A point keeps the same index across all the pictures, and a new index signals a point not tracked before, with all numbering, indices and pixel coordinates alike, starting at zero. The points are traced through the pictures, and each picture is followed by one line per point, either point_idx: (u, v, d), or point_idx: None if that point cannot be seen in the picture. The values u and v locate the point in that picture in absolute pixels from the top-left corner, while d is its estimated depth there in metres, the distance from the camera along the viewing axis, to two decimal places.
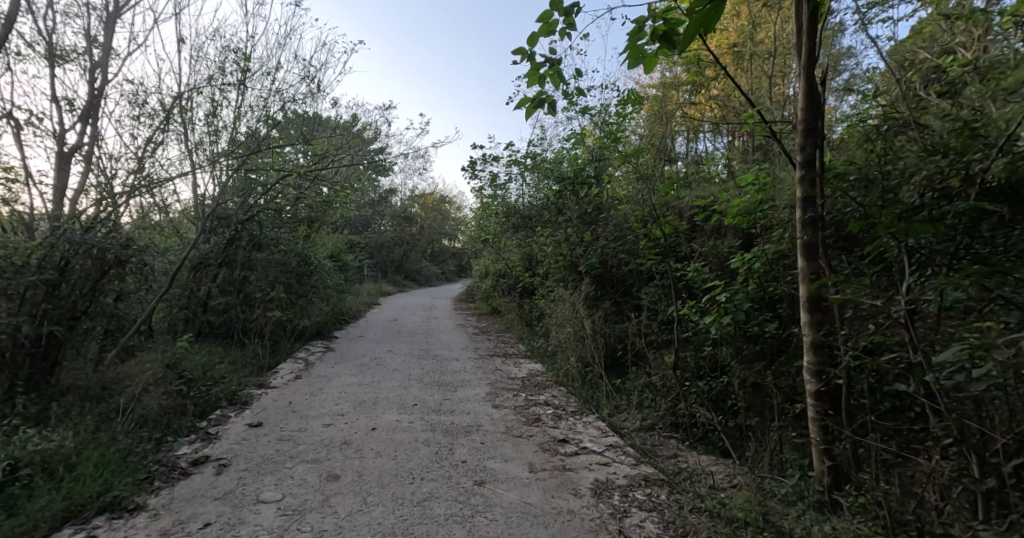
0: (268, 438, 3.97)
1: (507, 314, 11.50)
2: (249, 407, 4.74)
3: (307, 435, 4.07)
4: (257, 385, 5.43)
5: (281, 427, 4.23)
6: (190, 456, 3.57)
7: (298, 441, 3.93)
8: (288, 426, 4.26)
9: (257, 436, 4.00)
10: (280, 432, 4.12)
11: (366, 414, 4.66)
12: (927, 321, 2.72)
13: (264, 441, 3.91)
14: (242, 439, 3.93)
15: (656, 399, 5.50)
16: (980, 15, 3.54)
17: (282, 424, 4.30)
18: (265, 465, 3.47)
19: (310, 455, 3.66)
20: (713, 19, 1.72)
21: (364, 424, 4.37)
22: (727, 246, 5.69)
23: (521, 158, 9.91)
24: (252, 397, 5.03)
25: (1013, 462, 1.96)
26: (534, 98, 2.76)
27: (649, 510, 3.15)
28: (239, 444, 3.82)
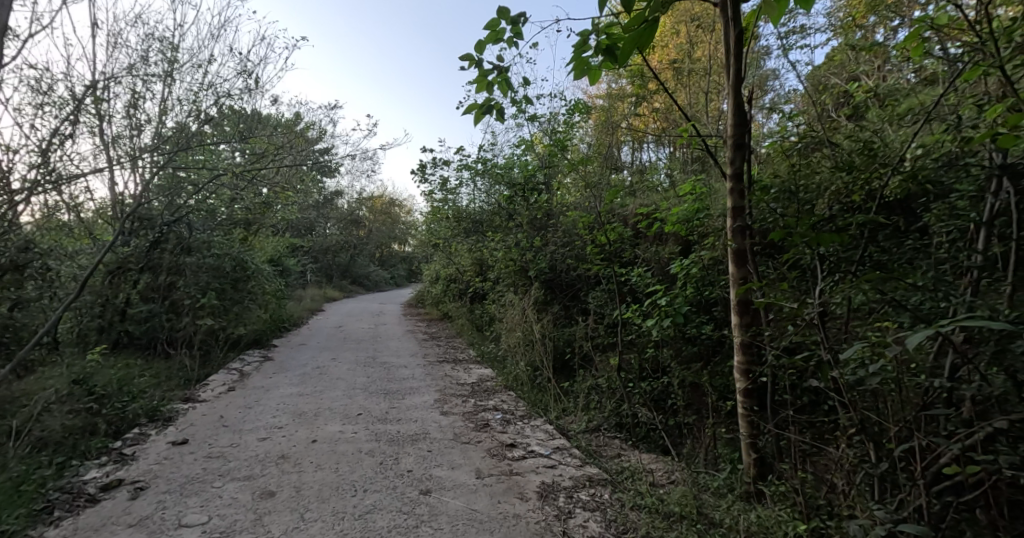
0: (195, 456, 3.77)
1: (458, 320, 11.46)
2: (174, 423, 4.46)
3: (239, 451, 3.89)
4: (184, 398, 5.12)
5: (210, 443, 4.03)
6: (100, 479, 3.33)
7: (228, 458, 3.75)
8: (218, 442, 4.06)
9: (182, 454, 3.79)
10: (209, 449, 3.92)
11: (307, 425, 4.52)
12: (838, 322, 3.00)
13: (190, 459, 3.70)
14: (165, 459, 3.71)
15: (602, 400, 5.67)
16: (880, 48, 3.95)
17: (211, 440, 4.09)
18: (189, 485, 3.29)
19: (242, 472, 3.51)
20: (649, 37, 1.89)
21: (304, 436, 4.24)
22: (668, 252, 6.02)
23: (471, 163, 9.95)
24: (178, 412, 4.72)
25: (902, 448, 2.20)
26: (483, 104, 2.81)
27: (592, 510, 3.26)
28: (159, 464, 3.61)
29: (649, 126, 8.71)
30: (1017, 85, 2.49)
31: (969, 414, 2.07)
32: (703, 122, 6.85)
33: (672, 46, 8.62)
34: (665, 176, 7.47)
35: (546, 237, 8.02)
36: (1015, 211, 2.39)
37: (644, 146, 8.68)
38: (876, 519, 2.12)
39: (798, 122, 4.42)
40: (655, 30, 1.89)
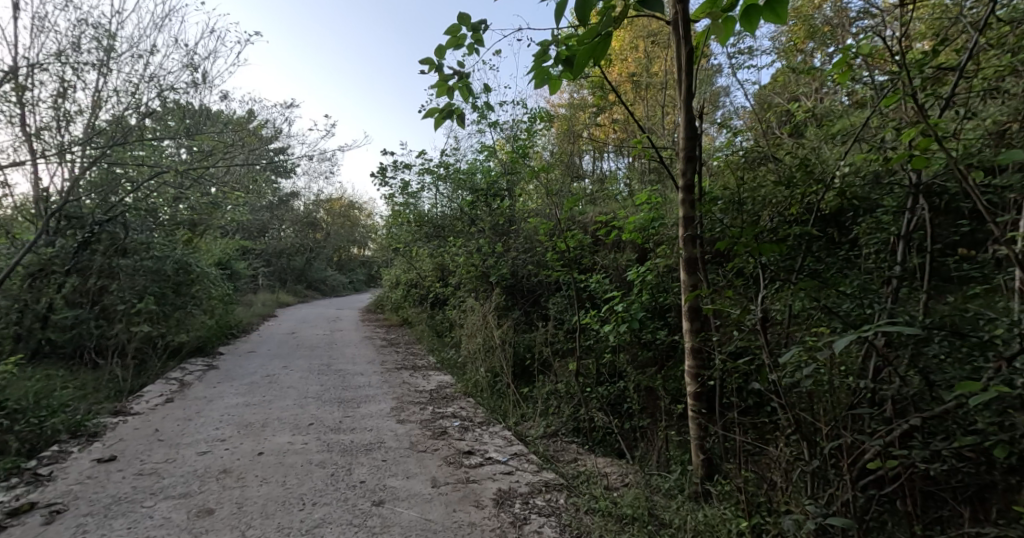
0: (123, 474, 3.55)
1: (417, 325, 11.32)
2: (100, 439, 4.18)
3: (175, 466, 3.70)
4: (113, 412, 4.81)
5: (142, 460, 3.81)
6: (10, 503, 3.08)
7: (162, 475, 3.56)
8: (151, 458, 3.84)
9: (109, 473, 3.57)
10: (140, 465, 3.71)
11: (253, 437, 4.36)
12: (779, 329, 3.16)
13: (118, 478, 3.49)
14: (88, 478, 3.47)
15: (560, 405, 5.74)
16: (818, 71, 4.22)
17: (143, 456, 3.87)
18: (116, 506, 3.10)
19: (177, 489, 3.34)
20: (602, 50, 1.95)
21: (249, 448, 4.08)
22: (625, 259, 6.21)
23: (433, 168, 9.89)
24: (105, 426, 4.43)
25: (830, 446, 2.35)
26: (443, 109, 2.81)
27: (548, 515, 3.29)
28: (81, 484, 3.38)
29: (609, 136, 8.93)
30: (928, 113, 2.74)
31: (889, 413, 2.24)
32: (658, 134, 7.09)
33: (631, 60, 8.88)
34: (625, 185, 7.67)
35: (509, 243, 8.10)
36: (930, 227, 2.61)
37: (604, 155, 8.90)
38: (809, 514, 2.26)
39: (745, 138, 4.70)
40: (608, 44, 1.94)
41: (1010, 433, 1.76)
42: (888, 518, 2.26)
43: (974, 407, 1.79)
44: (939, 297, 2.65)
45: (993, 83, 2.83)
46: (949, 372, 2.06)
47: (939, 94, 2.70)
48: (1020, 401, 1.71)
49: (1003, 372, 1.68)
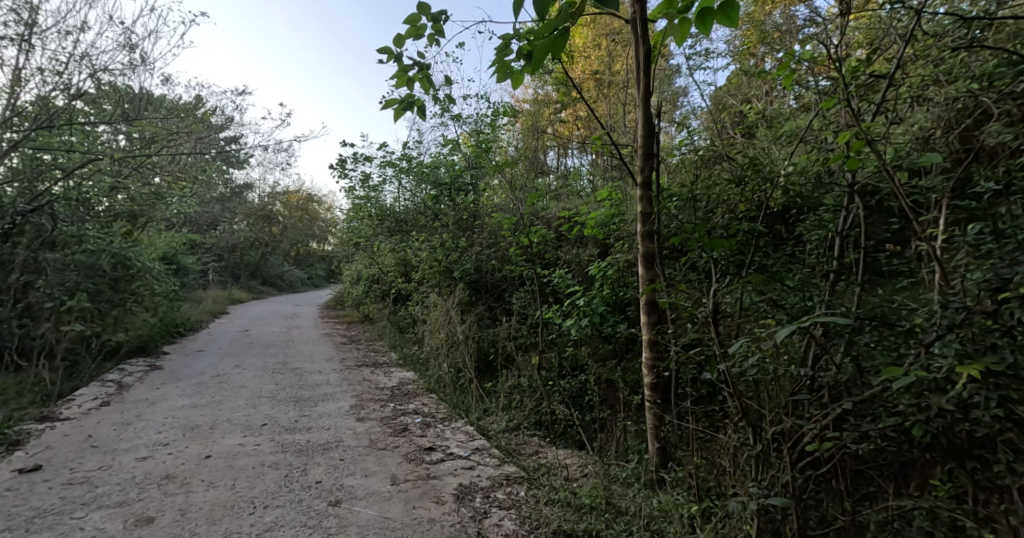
0: (51, 484, 3.35)
1: (379, 322, 11.13)
2: (24, 447, 3.92)
3: (110, 474, 3.51)
4: (39, 418, 4.51)
5: (72, 468, 3.59)
6: None
7: (96, 483, 3.37)
8: (83, 466, 3.63)
9: (34, 483, 3.35)
10: (70, 474, 3.50)
11: (200, 440, 4.19)
12: (729, 321, 3.29)
13: (44, 489, 3.29)
14: (8, 490, 3.25)
15: (523, 399, 5.78)
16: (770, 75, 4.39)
17: (74, 464, 3.65)
18: (42, 518, 2.92)
19: (113, 498, 3.17)
20: (560, 46, 1.97)
21: (195, 452, 3.92)
22: (588, 255, 6.30)
23: (395, 161, 9.73)
24: (30, 434, 4.16)
25: (773, 432, 2.46)
26: (402, 100, 2.76)
27: (507, 508, 3.32)
28: (2, 496, 3.16)
29: (573, 132, 9.00)
30: (863, 117, 2.91)
31: (826, 399, 2.37)
32: (619, 132, 7.22)
33: (594, 58, 8.98)
34: (588, 182, 7.77)
35: (472, 238, 8.06)
36: (864, 224, 2.78)
37: (568, 152, 8.99)
38: (752, 496, 2.37)
39: (701, 138, 4.84)
40: (565, 40, 1.96)
41: (928, 414, 1.90)
42: (825, 497, 2.40)
43: (898, 391, 1.92)
44: (873, 289, 2.82)
45: (917, 91, 3.06)
46: (879, 359, 2.20)
47: (873, 99, 2.87)
48: (937, 385, 1.85)
49: (923, 358, 1.80)
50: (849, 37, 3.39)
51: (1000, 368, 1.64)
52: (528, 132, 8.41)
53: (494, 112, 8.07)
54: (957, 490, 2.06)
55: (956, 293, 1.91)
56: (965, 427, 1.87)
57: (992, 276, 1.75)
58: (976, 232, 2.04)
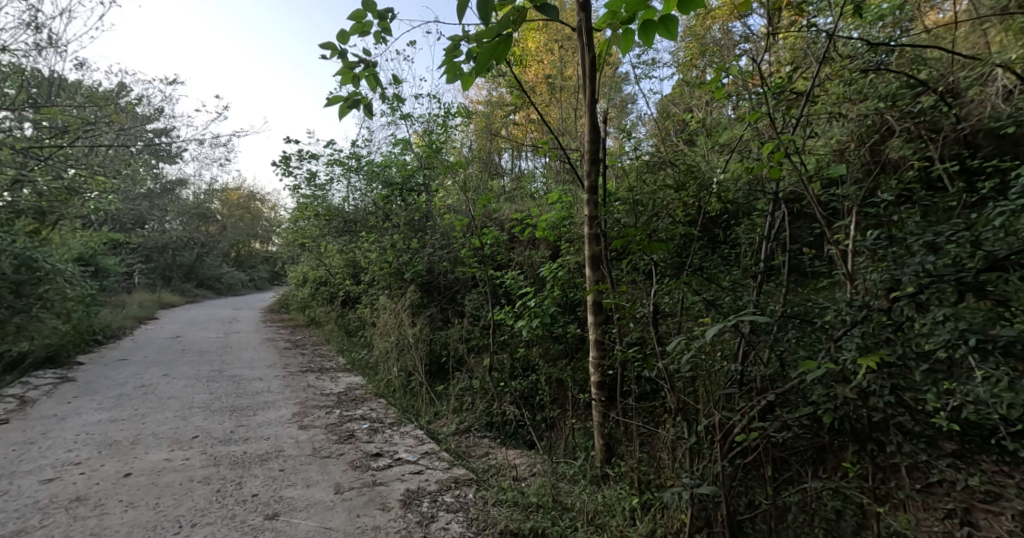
0: None
1: (327, 325, 10.78)
2: None
3: (8, 499, 3.21)
4: None
5: None
6: None
7: None
8: None
9: None
10: None
11: (118, 457, 3.90)
12: (667, 321, 3.42)
13: None
14: None
15: (474, 401, 5.77)
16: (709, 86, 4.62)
17: None
18: None
19: (10, 526, 2.90)
20: (503, 50, 1.97)
21: (113, 471, 3.65)
22: (540, 257, 6.39)
23: (343, 159, 9.44)
24: None
25: (706, 425, 2.59)
26: (348, 98, 2.64)
27: (455, 511, 3.30)
28: None
29: (527, 135, 9.05)
30: (788, 130, 3.11)
31: (753, 392, 2.52)
32: (570, 136, 7.35)
33: (547, 62, 9.09)
34: (541, 185, 7.85)
35: (424, 239, 7.96)
36: (789, 229, 2.96)
37: (521, 154, 9.05)
38: (686, 487, 2.48)
39: (647, 145, 5.02)
40: (509, 44, 1.96)
41: (837, 403, 2.05)
42: (753, 483, 2.55)
43: (811, 383, 2.08)
44: (796, 289, 3.03)
45: (834, 107, 3.31)
46: (799, 354, 2.35)
47: (795, 114, 3.09)
48: (842, 376, 2.02)
49: (832, 352, 1.94)
50: (778, 55, 3.62)
51: (894, 360, 1.79)
52: (482, 134, 8.42)
53: (446, 112, 8.00)
54: (864, 471, 2.25)
55: (860, 291, 2.07)
56: (867, 413, 2.04)
57: (887, 277, 1.89)
58: (876, 237, 2.24)
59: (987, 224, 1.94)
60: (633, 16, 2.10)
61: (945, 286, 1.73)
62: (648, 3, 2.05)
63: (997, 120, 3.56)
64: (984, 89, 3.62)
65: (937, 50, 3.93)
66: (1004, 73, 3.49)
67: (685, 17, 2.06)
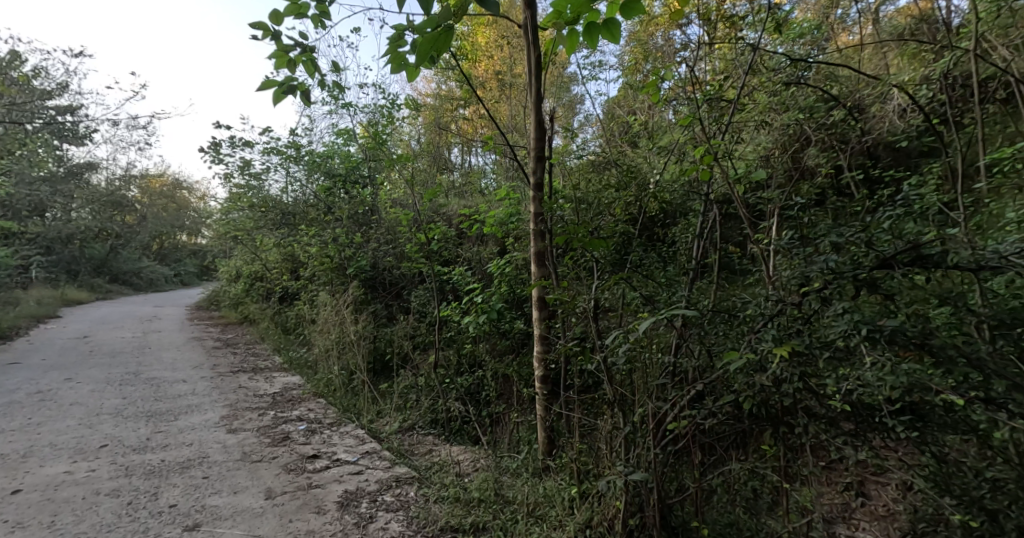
0: None
1: (261, 322, 10.23)
2: None
3: None
4: None
5: None
6: None
7: None
8: None
9: None
10: None
11: (8, 472, 3.54)
12: (607, 316, 3.52)
13: None
14: None
15: (419, 399, 5.68)
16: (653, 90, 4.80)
17: None
18: None
19: None
20: (443, 42, 1.93)
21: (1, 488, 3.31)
22: (488, 253, 6.39)
23: (281, 148, 8.98)
24: None
25: (640, 415, 2.68)
26: (282, 83, 2.43)
27: (395, 510, 3.25)
28: None
29: (476, 131, 9.00)
30: (717, 136, 3.29)
31: (683, 382, 2.64)
32: (518, 134, 7.41)
33: (496, 58, 9.05)
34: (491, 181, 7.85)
35: (368, 233, 7.75)
36: (720, 228, 3.12)
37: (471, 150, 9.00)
38: (620, 475, 2.57)
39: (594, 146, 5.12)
40: (450, 36, 1.91)
41: (757, 391, 2.19)
42: (682, 468, 2.68)
43: (733, 373, 2.21)
44: (724, 285, 3.21)
45: (762, 115, 3.53)
46: (725, 346, 2.48)
47: (724, 120, 3.26)
48: (760, 365, 2.16)
49: (752, 343, 2.10)
50: (714, 65, 3.80)
51: (803, 349, 1.95)
52: (431, 127, 8.30)
53: (392, 104, 7.79)
54: (779, 453, 2.42)
55: (777, 287, 2.23)
56: (781, 399, 2.19)
57: (798, 273, 2.07)
58: (792, 237, 2.41)
59: (881, 228, 2.16)
60: (577, 17, 2.14)
61: (844, 281, 1.93)
62: (591, 6, 2.08)
63: (895, 135, 3.98)
64: (884, 106, 4.08)
65: (846, 70, 4.44)
66: (898, 93, 3.93)
67: (627, 21, 2.10)
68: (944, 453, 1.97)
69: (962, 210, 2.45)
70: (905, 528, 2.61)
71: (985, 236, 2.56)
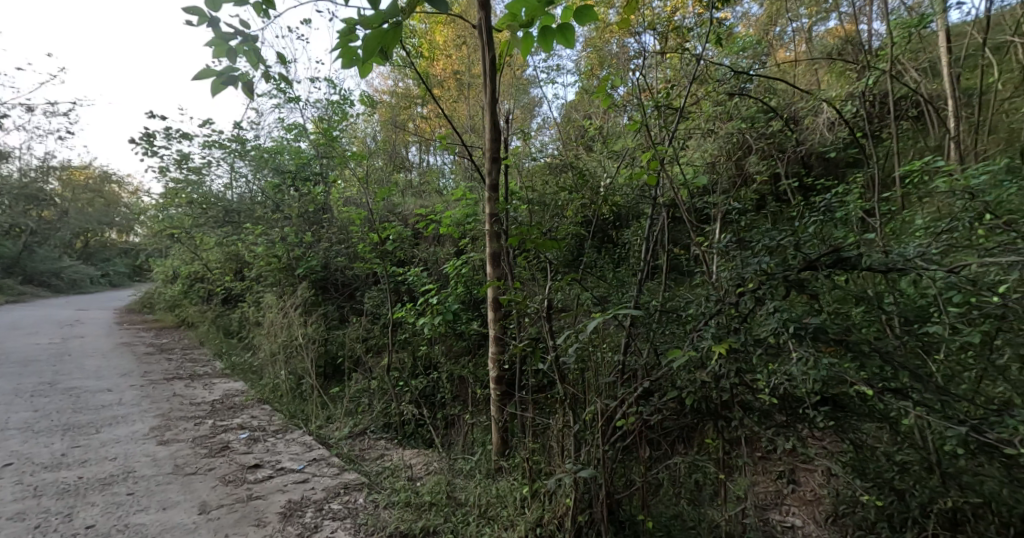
0: None
1: (201, 326, 9.71)
2: None
3: None
4: None
5: None
6: None
7: None
8: None
9: None
10: None
11: None
12: (561, 317, 3.55)
13: None
14: None
15: (372, 402, 5.58)
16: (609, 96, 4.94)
17: None
18: None
19: None
20: (391, 38, 1.87)
21: None
22: (444, 253, 6.35)
23: (224, 142, 8.54)
24: None
25: (591, 414, 2.72)
26: (221, 72, 2.05)
27: (342, 518, 3.18)
28: None
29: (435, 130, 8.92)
30: (665, 141, 3.40)
31: (630, 380, 2.70)
32: (474, 135, 7.41)
33: (455, 57, 9.02)
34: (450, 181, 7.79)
35: (319, 233, 7.51)
36: (669, 231, 3.23)
37: (429, 150, 8.92)
38: (569, 473, 2.61)
39: (551, 148, 5.17)
40: (398, 33, 1.87)
41: (697, 386, 2.29)
42: (630, 464, 2.75)
43: (676, 370, 2.30)
44: (671, 286, 3.33)
45: (708, 124, 3.69)
46: (670, 344, 2.56)
47: (672, 126, 3.37)
48: (700, 363, 2.25)
49: (693, 341, 2.19)
50: (664, 73, 3.93)
51: (738, 346, 2.05)
52: (387, 125, 8.16)
53: (344, 100, 7.55)
54: (719, 446, 2.53)
55: (716, 288, 2.33)
56: (719, 394, 2.29)
57: (735, 274, 2.18)
58: (731, 240, 2.53)
59: (808, 232, 2.31)
60: (532, 20, 2.19)
61: (775, 282, 2.05)
62: (547, 10, 2.14)
63: (825, 145, 4.28)
64: (816, 119, 4.38)
65: (784, 84, 4.73)
66: (828, 107, 4.23)
67: (581, 27, 2.15)
68: (861, 440, 2.14)
69: (879, 216, 2.67)
70: (830, 511, 2.80)
71: (899, 240, 2.79)
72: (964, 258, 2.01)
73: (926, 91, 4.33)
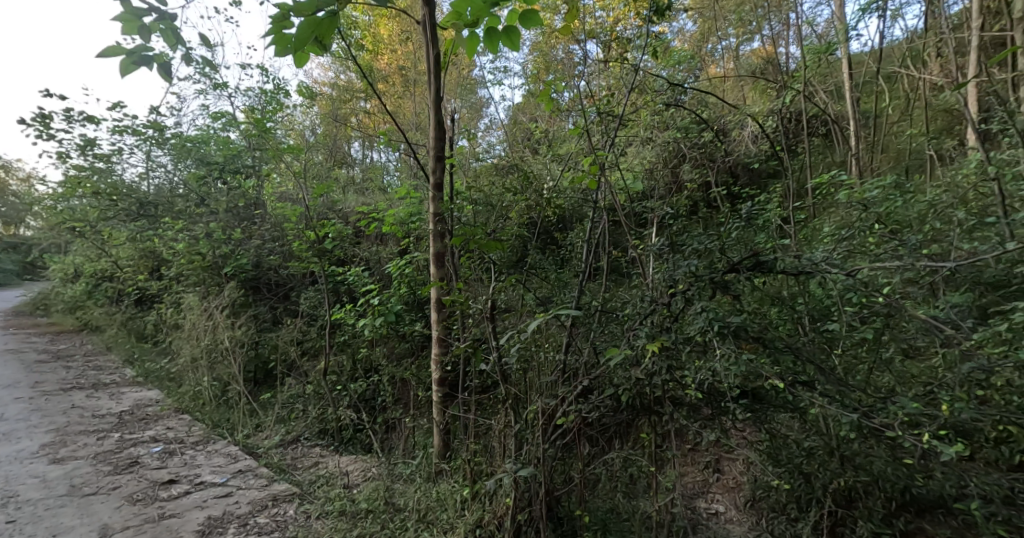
0: None
1: (109, 329, 8.92)
2: None
3: None
4: None
5: None
6: None
7: None
8: None
9: None
10: None
11: None
12: (504, 318, 3.57)
13: None
14: None
15: (306, 408, 5.38)
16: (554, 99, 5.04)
17: None
18: None
19: None
20: (326, 27, 1.80)
21: None
22: (387, 253, 6.23)
23: (140, 128, 7.90)
24: None
25: (532, 413, 2.76)
26: (132, 51, 1.77)
27: (269, 533, 3.06)
28: None
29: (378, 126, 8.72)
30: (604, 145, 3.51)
31: (571, 379, 2.76)
32: (419, 133, 7.32)
33: (400, 53, 8.88)
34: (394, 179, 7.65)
35: (250, 230, 7.14)
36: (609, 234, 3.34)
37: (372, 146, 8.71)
38: (508, 474, 2.64)
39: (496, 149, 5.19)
40: (335, 23, 1.80)
41: (632, 384, 2.40)
42: (569, 462, 2.81)
43: (613, 369, 2.40)
44: (610, 287, 3.46)
45: (646, 132, 3.85)
46: (609, 342, 2.65)
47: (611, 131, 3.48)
48: (635, 361, 2.35)
49: (630, 340, 2.30)
50: (606, 80, 4.06)
51: (670, 345, 2.17)
52: (327, 119, 7.88)
53: (279, 90, 7.20)
54: (652, 440, 2.65)
55: (651, 289, 2.45)
56: (652, 391, 2.41)
57: (667, 276, 2.30)
58: (665, 244, 2.66)
59: (732, 238, 2.48)
60: (477, 20, 2.19)
61: (703, 284, 2.19)
62: (491, 11, 2.14)
63: (751, 157, 4.58)
64: (742, 132, 4.68)
65: (714, 98, 5.01)
66: (753, 121, 4.54)
67: (526, 31, 2.18)
68: (776, 430, 2.32)
69: (794, 224, 2.91)
70: (749, 497, 3.01)
71: (811, 246, 3.05)
72: (861, 263, 2.24)
73: (833, 112, 4.76)
